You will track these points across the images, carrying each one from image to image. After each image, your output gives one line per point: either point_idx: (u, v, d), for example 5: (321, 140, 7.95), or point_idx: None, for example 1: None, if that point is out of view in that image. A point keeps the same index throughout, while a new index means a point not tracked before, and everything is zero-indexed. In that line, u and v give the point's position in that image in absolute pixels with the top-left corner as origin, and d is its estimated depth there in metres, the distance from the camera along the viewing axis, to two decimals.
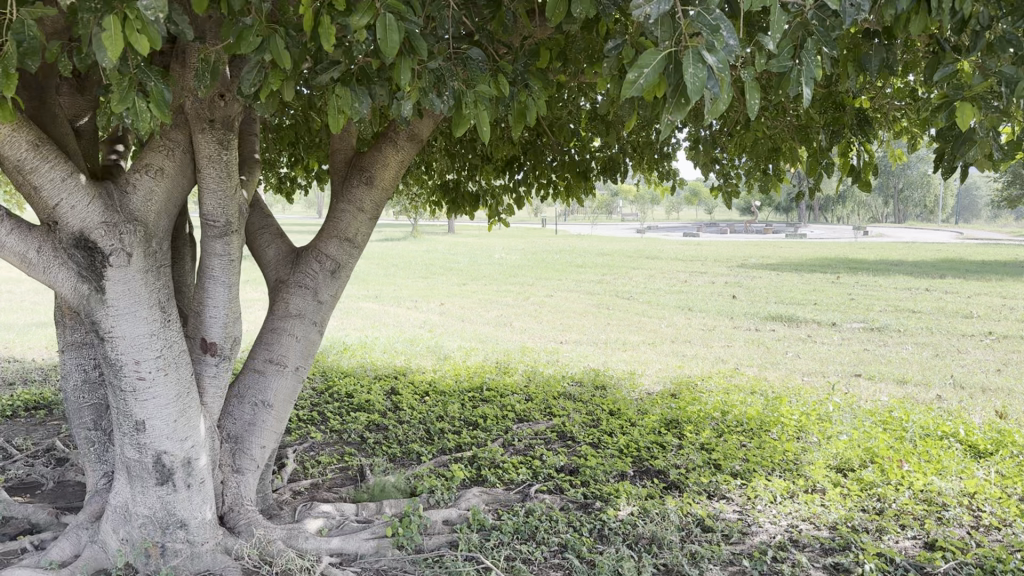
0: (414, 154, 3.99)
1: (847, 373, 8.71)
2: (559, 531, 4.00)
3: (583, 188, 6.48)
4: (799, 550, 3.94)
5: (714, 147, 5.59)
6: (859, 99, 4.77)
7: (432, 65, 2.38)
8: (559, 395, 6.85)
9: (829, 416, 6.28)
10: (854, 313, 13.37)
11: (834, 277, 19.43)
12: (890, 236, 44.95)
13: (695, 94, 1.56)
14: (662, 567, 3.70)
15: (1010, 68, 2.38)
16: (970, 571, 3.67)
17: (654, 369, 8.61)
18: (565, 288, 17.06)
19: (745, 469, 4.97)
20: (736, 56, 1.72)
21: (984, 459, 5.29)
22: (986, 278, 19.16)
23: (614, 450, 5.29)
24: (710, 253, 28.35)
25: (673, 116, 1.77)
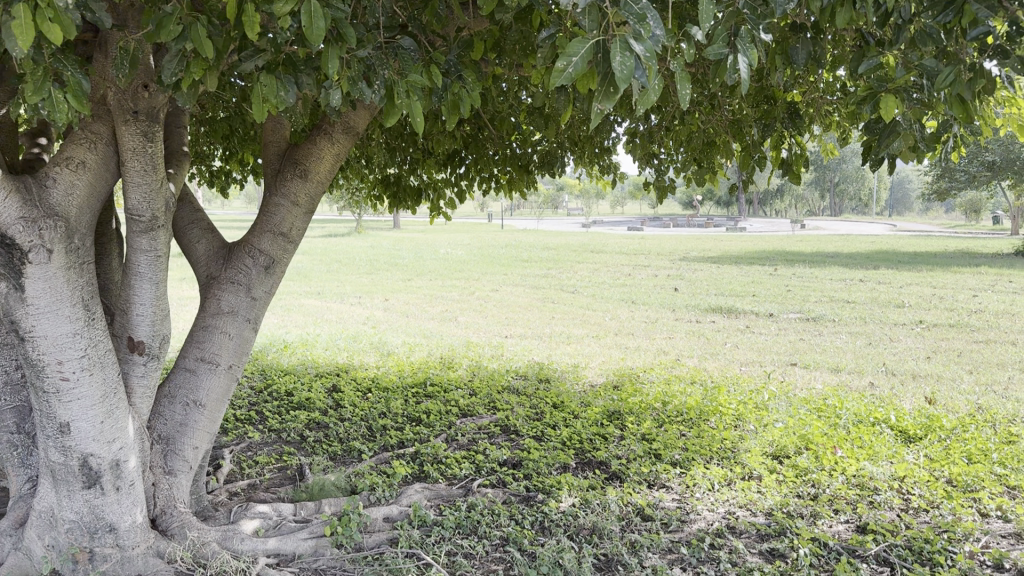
0: (351, 146, 3.94)
1: (784, 362, 8.90)
2: (501, 525, 4.00)
3: (525, 182, 6.48)
4: (736, 536, 4.00)
5: (652, 141, 5.63)
6: (790, 92, 4.87)
7: (362, 53, 2.34)
8: (502, 389, 6.85)
9: (766, 404, 6.41)
10: (791, 304, 13.68)
11: (772, 269, 19.83)
12: (825, 228, 46.16)
13: (623, 83, 1.55)
14: (602, 557, 3.72)
15: (931, 62, 2.45)
16: (899, 552, 3.78)
17: (598, 362, 8.66)
18: (509, 282, 17.06)
19: (684, 458, 5.03)
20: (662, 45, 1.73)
21: (914, 444, 5.46)
22: (916, 269, 19.81)
23: (556, 443, 5.30)
24: (654, 246, 28.70)
25: (603, 105, 1.71)
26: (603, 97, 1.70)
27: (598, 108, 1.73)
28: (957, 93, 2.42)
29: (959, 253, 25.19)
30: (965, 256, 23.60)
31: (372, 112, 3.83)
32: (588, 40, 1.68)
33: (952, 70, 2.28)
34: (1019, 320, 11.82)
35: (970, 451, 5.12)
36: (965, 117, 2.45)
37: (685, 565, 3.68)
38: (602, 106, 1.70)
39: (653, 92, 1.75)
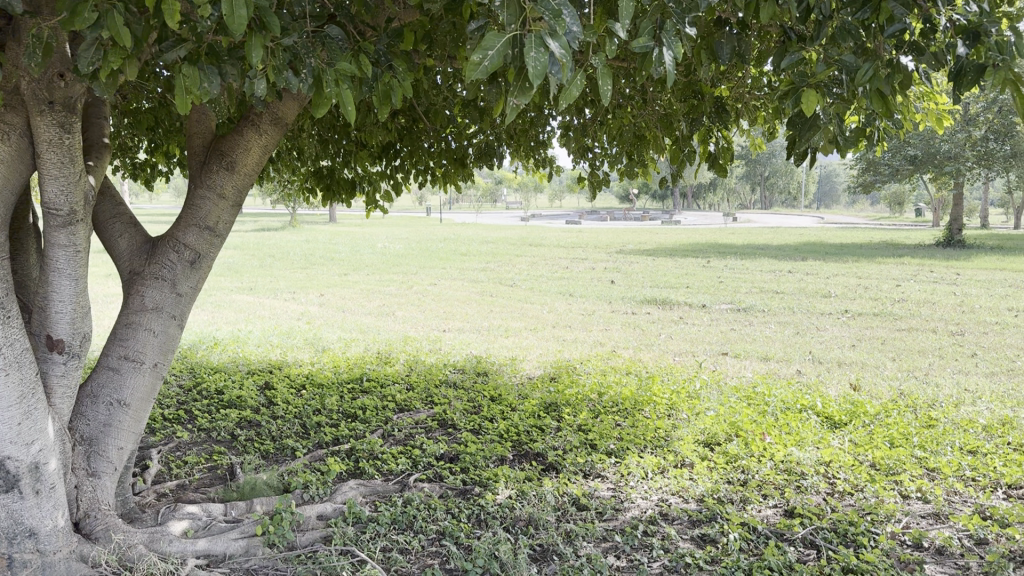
0: (280, 137, 3.87)
1: (715, 352, 9.08)
2: (437, 519, 3.98)
3: (460, 175, 6.46)
4: (669, 523, 4.07)
5: (585, 134, 5.67)
6: (719, 88, 4.96)
7: (287, 42, 2.30)
8: (439, 383, 6.82)
9: (697, 393, 6.54)
10: (723, 295, 13.96)
11: (706, 261, 20.21)
12: (756, 221, 47.27)
13: (536, 79, 1.57)
14: (538, 548, 3.75)
15: (850, 58, 2.52)
16: (825, 534, 3.89)
17: (535, 354, 8.70)
18: (447, 276, 17.00)
19: (619, 448, 5.09)
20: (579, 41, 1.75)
21: (839, 429, 5.63)
22: (842, 260, 20.43)
23: (493, 435, 5.30)
24: (591, 239, 28.92)
25: (519, 102, 1.75)
26: (518, 93, 1.74)
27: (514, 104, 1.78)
28: (876, 88, 2.50)
29: (883, 244, 26.06)
30: (888, 248, 24.43)
31: (301, 103, 3.77)
32: (504, 35, 1.68)
33: (869, 66, 2.36)
34: (938, 309, 12.29)
35: (892, 435, 5.30)
36: (881, 112, 2.51)
37: (619, 553, 3.73)
38: (516, 102, 1.75)
39: (574, 87, 1.78)
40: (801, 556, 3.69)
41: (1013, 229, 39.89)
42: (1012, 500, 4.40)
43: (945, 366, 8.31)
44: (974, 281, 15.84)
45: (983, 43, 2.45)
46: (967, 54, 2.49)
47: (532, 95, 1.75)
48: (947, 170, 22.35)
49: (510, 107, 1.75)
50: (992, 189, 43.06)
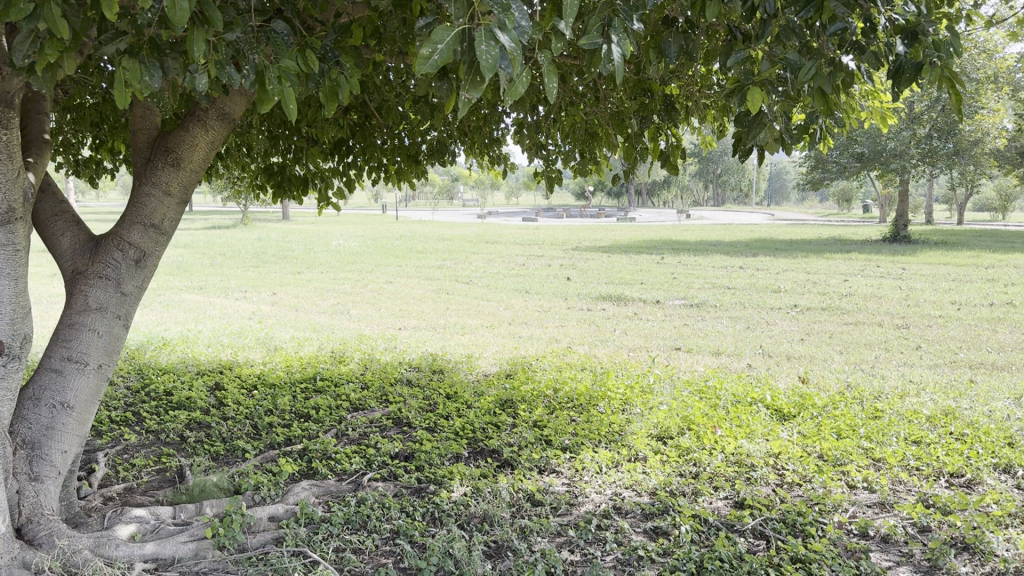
0: (227, 134, 3.83)
1: (668, 347, 9.18)
2: (391, 518, 3.96)
3: (414, 172, 6.44)
4: (622, 516, 4.11)
5: (539, 131, 5.68)
6: (670, 86, 5.02)
7: (230, 36, 2.26)
8: (394, 381, 6.78)
9: (651, 387, 6.62)
10: (676, 291, 14.11)
11: (660, 257, 20.42)
12: (708, 218, 47.93)
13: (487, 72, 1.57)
14: (493, 544, 3.75)
15: (793, 56, 2.58)
16: (773, 525, 3.95)
17: (491, 351, 8.69)
18: (402, 273, 16.91)
19: (574, 443, 5.12)
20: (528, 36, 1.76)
21: (788, 421, 5.75)
22: (792, 255, 20.80)
23: (448, 433, 5.29)
24: (547, 236, 28.99)
25: (470, 95, 1.75)
26: (469, 86, 1.73)
27: (463, 97, 1.77)
28: (818, 86, 2.54)
29: (831, 240, 26.59)
30: (836, 243, 24.93)
31: (247, 99, 3.74)
32: (453, 29, 1.67)
33: (812, 64, 2.40)
34: (884, 303, 12.59)
35: (839, 427, 5.42)
36: (824, 109, 2.56)
37: (573, 547, 3.75)
38: (468, 95, 1.74)
39: (522, 84, 1.79)
40: (751, 547, 3.75)
41: (956, 225, 41.09)
42: (953, 488, 4.53)
43: (890, 359, 8.51)
44: (918, 275, 16.25)
45: (921, 42, 2.52)
46: (908, 53, 2.53)
47: (482, 89, 1.75)
48: (893, 167, 22.87)
49: (462, 100, 1.74)
50: (936, 185, 44.18)
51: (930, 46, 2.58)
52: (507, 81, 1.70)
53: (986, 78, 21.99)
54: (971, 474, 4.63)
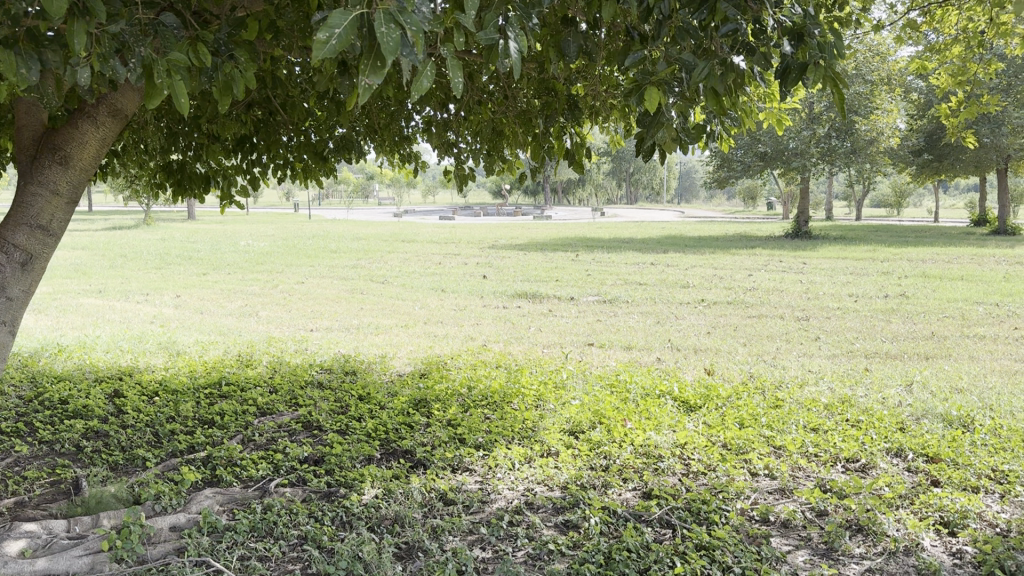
0: (118, 131, 3.69)
1: (581, 343, 9.29)
2: (299, 524, 3.88)
3: (323, 171, 6.35)
4: (534, 512, 4.13)
5: (448, 130, 5.67)
6: (575, 86, 5.08)
7: (114, 28, 2.19)
8: (305, 384, 6.64)
9: (564, 383, 6.71)
10: (589, 287, 14.29)
11: (574, 255, 20.63)
12: (620, 216, 48.70)
13: (389, 55, 1.55)
14: (403, 546, 3.72)
15: (688, 56, 2.64)
16: (680, 513, 4.04)
17: (405, 351, 8.62)
18: (315, 274, 16.64)
19: (487, 440, 5.12)
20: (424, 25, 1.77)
21: (694, 412, 5.91)
22: (700, 252, 21.34)
23: (360, 435, 5.21)
24: (462, 235, 28.90)
25: (371, 80, 1.69)
26: (370, 71, 1.69)
27: (364, 84, 1.72)
28: (712, 86, 2.64)
29: (738, 236, 27.43)
30: (742, 240, 25.71)
31: (140, 94, 3.62)
32: (350, 13, 1.64)
33: (705, 64, 2.47)
34: (786, 296, 13.06)
35: (742, 417, 5.61)
36: (717, 108, 2.65)
37: (485, 545, 3.75)
38: (368, 81, 1.69)
39: (426, 78, 1.77)
40: (657, 537, 3.83)
41: (854, 220, 43.01)
42: (849, 473, 4.73)
43: (791, 350, 8.84)
44: (818, 270, 16.91)
45: (808, 44, 2.67)
46: (794, 53, 2.64)
47: (383, 77, 1.70)
48: (794, 165, 23.71)
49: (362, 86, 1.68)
50: (835, 183, 46.08)
51: (815, 47, 2.69)
52: (410, 69, 1.69)
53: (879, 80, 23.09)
54: (865, 459, 4.84)
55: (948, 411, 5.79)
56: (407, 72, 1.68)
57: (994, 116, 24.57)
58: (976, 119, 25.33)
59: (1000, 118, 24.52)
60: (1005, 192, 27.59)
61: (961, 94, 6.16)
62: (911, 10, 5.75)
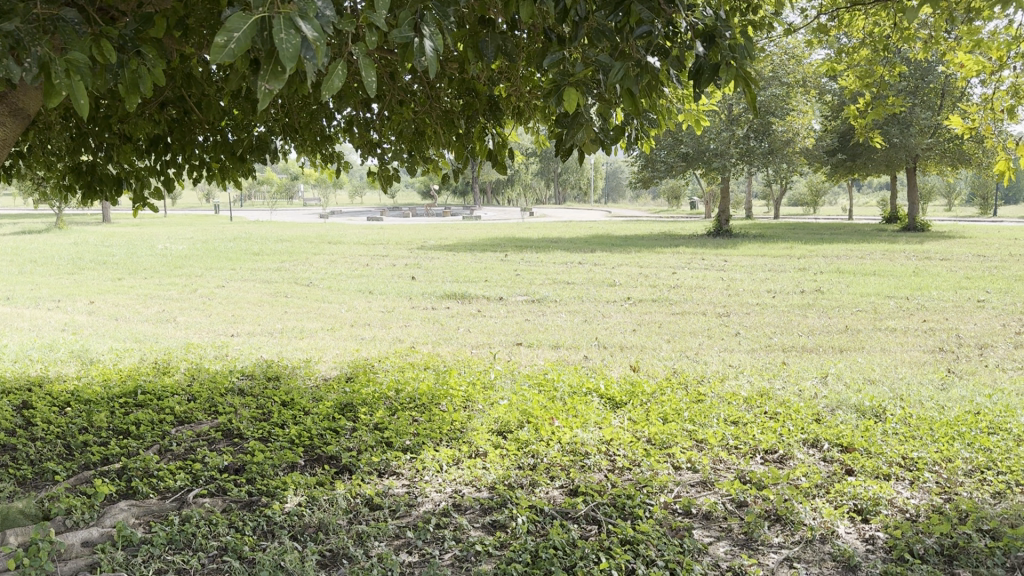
0: (20, 131, 3.53)
1: (510, 343, 9.32)
2: (219, 535, 3.78)
3: (241, 171, 6.20)
4: (461, 513, 4.12)
5: (369, 130, 5.59)
6: (498, 86, 5.07)
7: (8, 27, 2.11)
8: (225, 391, 6.47)
9: (492, 383, 6.71)
10: (518, 287, 14.33)
11: (503, 255, 20.67)
12: (548, 216, 48.95)
13: (289, 62, 1.55)
14: (327, 553, 3.66)
15: (604, 56, 2.66)
16: (605, 509, 4.09)
17: (331, 355, 8.48)
18: (237, 277, 16.26)
19: (415, 443, 5.08)
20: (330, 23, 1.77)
21: (620, 408, 5.99)
22: (627, 250, 21.62)
23: (283, 442, 5.09)
24: (390, 236, 28.62)
25: (272, 86, 1.70)
26: (270, 77, 1.70)
27: (265, 90, 1.73)
28: (628, 88, 2.66)
29: (662, 235, 27.92)
30: (666, 238, 26.17)
31: (42, 93, 3.49)
32: (249, 19, 1.63)
33: (621, 66, 2.50)
34: (709, 293, 13.34)
35: (665, 412, 5.71)
36: (634, 110, 2.67)
37: (411, 549, 3.72)
38: (269, 86, 1.70)
39: (336, 78, 1.80)
40: (583, 533, 3.86)
41: (773, 218, 44.26)
42: (767, 464, 4.85)
43: (713, 345, 9.04)
44: (739, 267, 17.35)
45: (719, 45, 2.73)
46: (707, 54, 2.70)
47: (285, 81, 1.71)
48: (715, 165, 24.26)
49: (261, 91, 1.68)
50: (755, 181, 47.33)
51: (726, 48, 2.75)
52: (313, 72, 1.71)
53: (794, 82, 24.33)
54: (783, 450, 4.98)
55: (861, 402, 6.01)
56: (310, 76, 1.70)
57: (902, 117, 25.61)
58: (885, 120, 26.36)
59: (908, 119, 25.57)
60: (913, 190, 28.78)
61: (868, 96, 6.37)
62: (821, 15, 5.94)
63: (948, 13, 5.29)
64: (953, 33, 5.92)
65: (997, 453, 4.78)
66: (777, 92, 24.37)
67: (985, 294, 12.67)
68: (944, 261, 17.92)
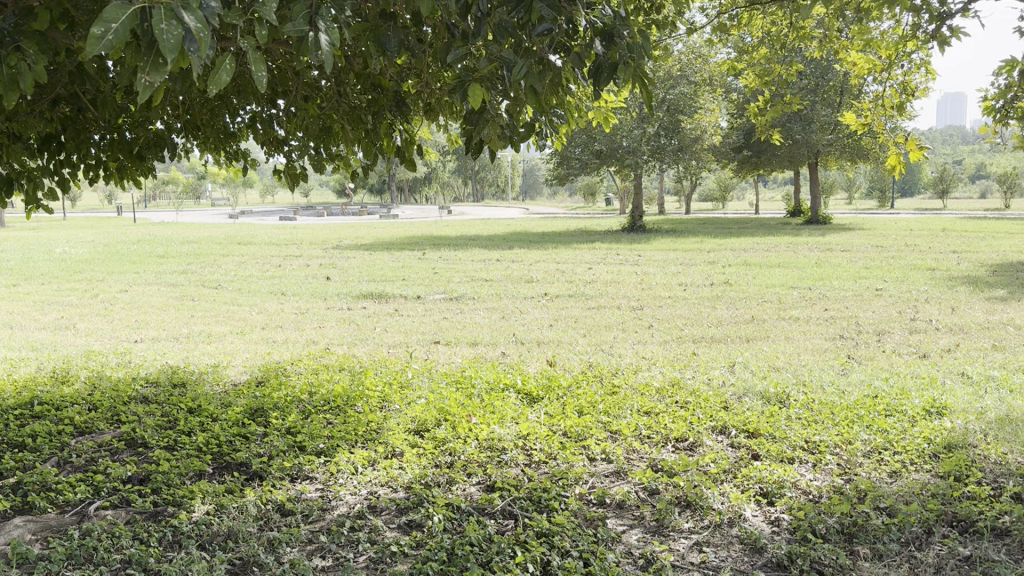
0: None
1: (427, 341, 9.28)
2: (122, 547, 3.63)
3: (140, 169, 5.98)
4: (376, 515, 4.07)
5: (274, 127, 5.46)
6: (406, 82, 5.03)
7: None
8: (129, 399, 6.23)
9: (409, 382, 6.65)
10: (435, 285, 14.28)
11: (420, 254, 20.51)
12: (465, 214, 48.86)
13: (169, 54, 1.63)
14: (238, 562, 3.57)
15: (507, 54, 2.69)
16: (521, 503, 4.11)
17: (241, 359, 8.25)
18: (142, 281, 15.67)
19: (329, 446, 5.00)
20: (216, 19, 1.86)
21: (536, 403, 6.04)
22: (543, 247, 21.78)
23: (189, 449, 4.92)
24: (303, 236, 28.09)
25: (154, 78, 1.84)
26: (152, 69, 1.84)
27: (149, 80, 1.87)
28: (531, 85, 2.69)
29: (579, 231, 28.24)
30: (582, 234, 26.48)
31: None
32: (129, 9, 1.71)
33: (523, 63, 2.54)
34: (624, 288, 13.55)
35: (581, 405, 5.78)
36: (537, 107, 2.71)
37: (325, 553, 3.66)
38: (151, 78, 1.84)
39: (223, 72, 1.99)
40: (500, 528, 3.87)
41: (685, 213, 45.33)
42: (678, 452, 4.97)
43: (627, 338, 9.21)
44: (652, 261, 17.71)
45: (617, 43, 2.78)
46: (606, 52, 2.77)
47: (166, 73, 1.85)
48: (628, 162, 24.68)
49: (143, 83, 1.82)
50: (666, 178, 48.25)
51: (625, 48, 2.82)
52: (196, 64, 1.78)
53: (701, 81, 25.10)
54: (693, 438, 5.10)
55: (766, 389, 6.22)
56: (192, 68, 1.76)
57: (803, 115, 26.57)
58: (788, 118, 27.30)
59: (809, 116, 26.54)
60: (815, 185, 29.92)
61: (767, 93, 6.58)
62: (722, 15, 6.11)
63: (841, 14, 5.51)
64: (845, 32, 6.17)
65: (893, 434, 5.01)
66: (686, 91, 24.97)
67: (882, 283, 13.27)
68: (844, 252, 18.71)
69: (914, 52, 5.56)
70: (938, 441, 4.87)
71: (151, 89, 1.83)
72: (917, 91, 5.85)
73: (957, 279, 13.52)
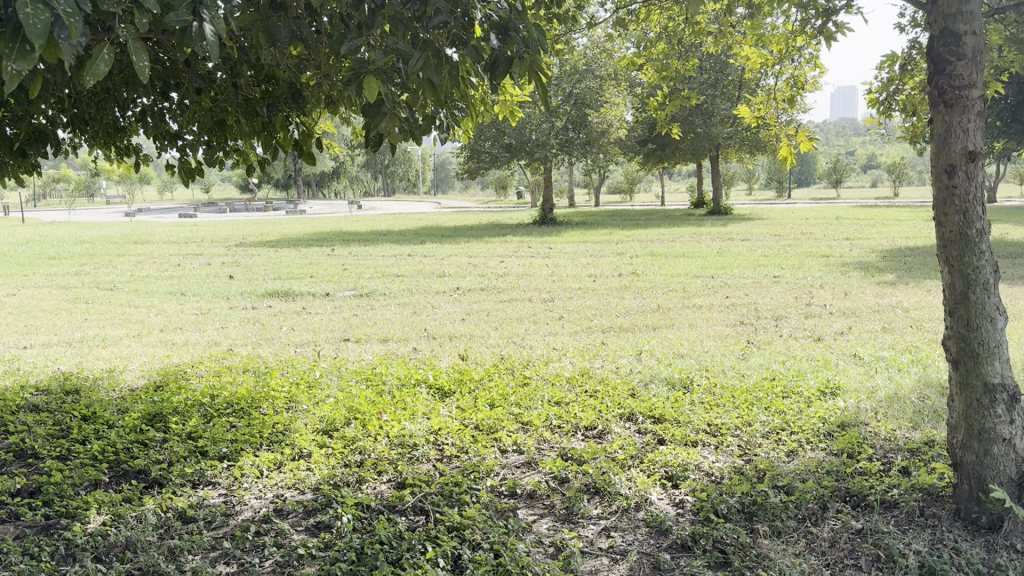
0: None
1: (337, 339, 9.13)
2: (11, 564, 3.44)
3: (21, 166, 5.65)
4: (282, 518, 3.98)
5: (165, 120, 5.25)
6: (303, 74, 4.92)
7: None
8: (17, 409, 5.90)
9: (317, 381, 6.53)
10: (345, 282, 14.06)
11: (328, 250, 20.15)
12: (375, 210, 48.28)
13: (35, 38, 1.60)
14: (136, 572, 3.44)
15: (402, 46, 2.67)
16: (432, 499, 4.09)
17: (138, 363, 7.94)
18: (30, 284, 14.87)
19: (232, 451, 4.86)
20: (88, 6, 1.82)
21: (447, 397, 6.02)
22: (455, 241, 21.74)
23: (83, 459, 4.70)
24: (206, 234, 27.20)
25: (20, 65, 1.78)
26: (18, 57, 1.77)
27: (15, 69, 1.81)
28: (429, 78, 2.68)
29: (490, 225, 28.31)
30: (493, 228, 26.53)
31: None
32: None
33: (419, 56, 2.53)
34: (534, 280, 13.64)
35: (492, 397, 5.80)
36: (435, 99, 2.70)
37: (229, 560, 3.57)
38: (17, 67, 1.77)
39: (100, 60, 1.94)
40: (411, 525, 3.85)
41: (595, 205, 45.98)
42: (587, 440, 5.04)
43: (538, 330, 9.28)
44: (563, 253, 17.90)
45: (512, 37, 2.80)
46: (501, 46, 2.79)
47: (34, 62, 1.80)
48: (537, 156, 24.85)
49: (9, 72, 1.76)
50: (575, 171, 48.72)
51: (520, 42, 2.84)
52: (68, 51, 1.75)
53: (607, 75, 25.46)
54: (601, 426, 5.19)
55: (672, 375, 6.38)
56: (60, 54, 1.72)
57: (704, 108, 27.28)
58: (689, 112, 27.97)
59: (710, 110, 27.26)
60: (718, 177, 30.80)
61: (667, 88, 6.73)
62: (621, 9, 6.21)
63: (733, 10, 5.67)
64: (740, 28, 6.37)
65: (790, 415, 5.22)
66: (592, 85, 25.27)
67: (780, 270, 13.77)
68: (746, 241, 19.34)
69: (804, 47, 5.76)
70: (832, 420, 5.09)
71: (19, 78, 1.77)
72: (808, 85, 6.09)
73: (850, 266, 14.14)
